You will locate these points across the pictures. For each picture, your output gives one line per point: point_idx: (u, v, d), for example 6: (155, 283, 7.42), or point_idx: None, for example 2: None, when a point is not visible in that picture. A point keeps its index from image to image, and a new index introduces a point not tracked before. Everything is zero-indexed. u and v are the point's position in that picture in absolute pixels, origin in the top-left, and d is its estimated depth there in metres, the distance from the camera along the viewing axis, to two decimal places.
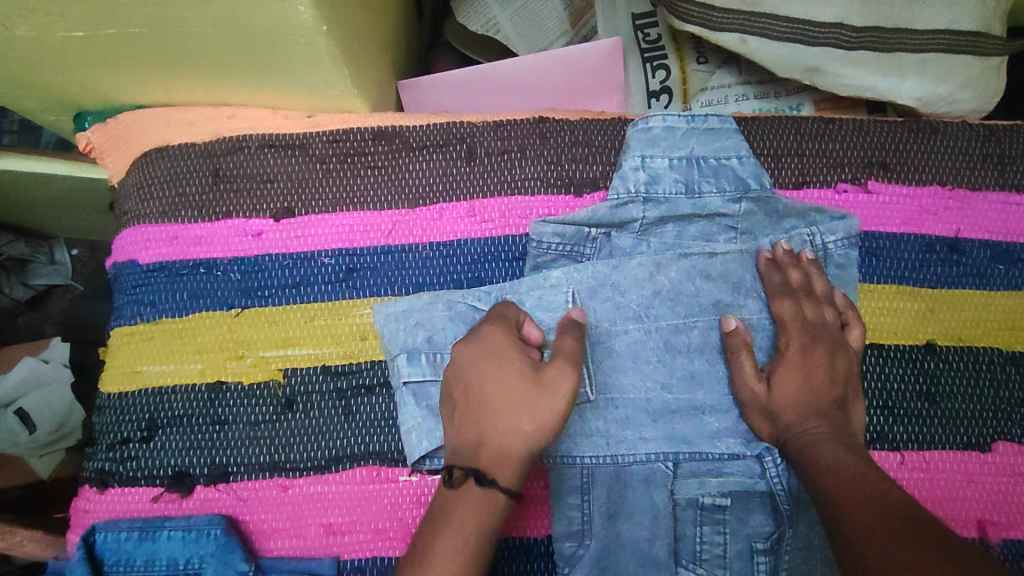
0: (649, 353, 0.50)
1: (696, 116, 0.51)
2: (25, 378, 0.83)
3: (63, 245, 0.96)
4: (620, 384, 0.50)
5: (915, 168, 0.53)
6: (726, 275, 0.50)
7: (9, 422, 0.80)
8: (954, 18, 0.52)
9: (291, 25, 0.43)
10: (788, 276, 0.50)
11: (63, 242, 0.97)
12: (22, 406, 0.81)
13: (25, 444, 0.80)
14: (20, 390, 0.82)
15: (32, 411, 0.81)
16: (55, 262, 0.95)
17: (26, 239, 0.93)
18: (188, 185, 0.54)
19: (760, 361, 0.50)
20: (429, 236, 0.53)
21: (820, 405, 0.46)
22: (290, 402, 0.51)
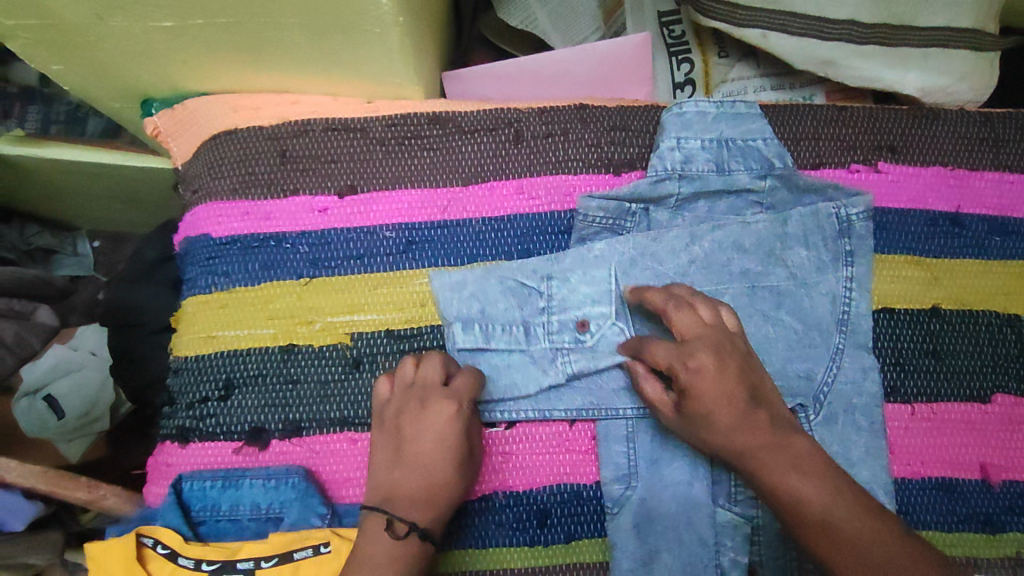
0: None
1: (725, 102, 0.57)
2: (56, 364, 0.83)
3: (85, 237, 1.04)
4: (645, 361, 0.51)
5: (920, 150, 0.59)
6: (756, 246, 0.55)
7: (37, 408, 0.81)
8: (954, 16, 0.58)
9: (369, 17, 0.47)
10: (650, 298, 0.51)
11: (85, 235, 1.05)
12: (50, 393, 0.82)
13: (53, 429, 0.81)
14: (48, 377, 0.83)
15: (59, 398, 0.81)
16: (78, 253, 1.03)
17: (52, 231, 1.01)
18: (257, 166, 0.58)
19: (789, 324, 0.55)
20: (481, 211, 0.58)
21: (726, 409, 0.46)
22: (357, 362, 0.55)
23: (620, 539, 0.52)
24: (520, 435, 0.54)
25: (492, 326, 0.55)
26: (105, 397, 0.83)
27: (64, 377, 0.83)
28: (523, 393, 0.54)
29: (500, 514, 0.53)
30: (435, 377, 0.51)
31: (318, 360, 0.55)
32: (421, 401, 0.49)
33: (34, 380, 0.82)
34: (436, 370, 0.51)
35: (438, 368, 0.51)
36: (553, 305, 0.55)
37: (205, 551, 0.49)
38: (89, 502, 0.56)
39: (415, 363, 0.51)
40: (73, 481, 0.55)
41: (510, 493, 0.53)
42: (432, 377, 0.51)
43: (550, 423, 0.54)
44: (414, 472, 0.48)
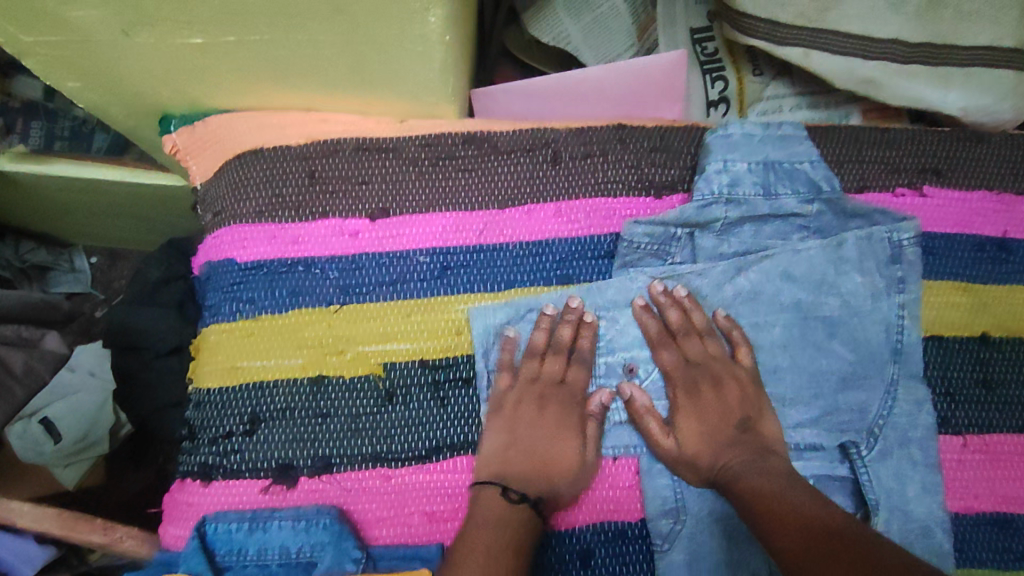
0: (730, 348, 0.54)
1: (771, 124, 0.55)
2: (51, 387, 0.78)
3: (82, 253, 1.01)
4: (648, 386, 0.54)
5: (966, 174, 0.58)
6: (807, 276, 0.54)
7: (31, 433, 0.75)
8: (998, 35, 0.57)
9: (412, 35, 0.45)
10: (666, 318, 0.53)
11: (83, 250, 1.01)
12: (47, 415, 0.76)
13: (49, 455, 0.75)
14: (40, 401, 0.77)
15: (57, 420, 0.76)
16: (75, 269, 1.00)
17: (48, 247, 0.98)
18: (284, 187, 0.55)
19: (842, 355, 0.53)
20: (519, 235, 0.55)
21: (719, 437, 0.52)
22: (390, 394, 0.52)
23: None
24: None
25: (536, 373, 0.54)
26: (105, 418, 0.79)
27: (61, 399, 0.78)
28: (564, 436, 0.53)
29: (541, 555, 0.50)
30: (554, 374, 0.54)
31: (349, 390, 0.52)
32: (539, 400, 0.54)
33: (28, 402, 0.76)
34: (559, 367, 0.54)
35: (560, 364, 0.54)
36: (599, 344, 0.55)
37: None
38: (104, 545, 0.53)
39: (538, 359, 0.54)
40: (89, 523, 0.52)
41: (551, 532, 0.51)
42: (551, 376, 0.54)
43: (592, 459, 0.52)
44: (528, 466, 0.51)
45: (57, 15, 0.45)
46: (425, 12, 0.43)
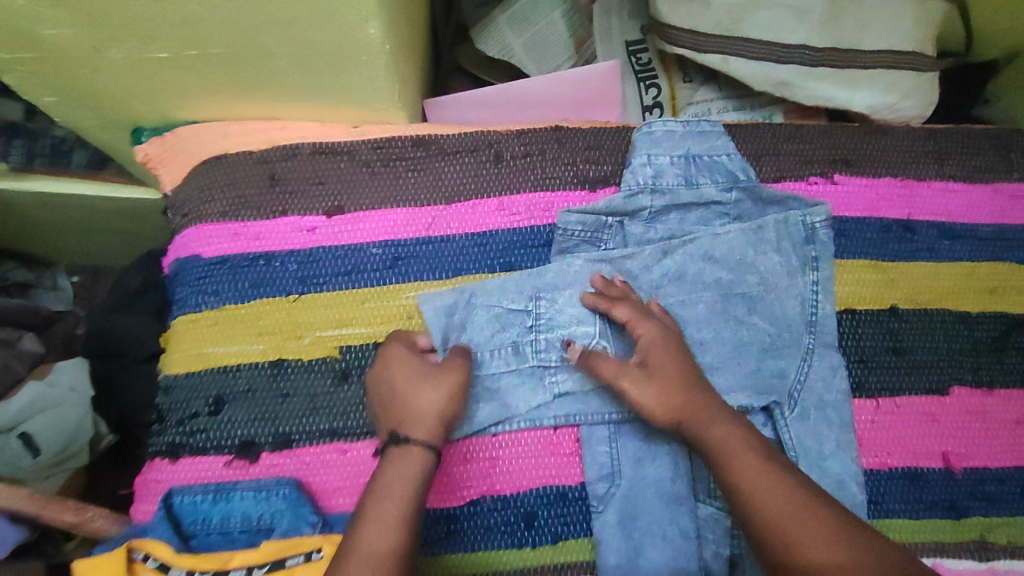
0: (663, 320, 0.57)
1: (692, 121, 0.60)
2: (31, 402, 0.77)
3: (64, 273, 1.04)
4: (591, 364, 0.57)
5: (874, 163, 0.63)
6: (728, 258, 0.59)
7: (10, 449, 0.74)
8: (895, 40, 0.63)
9: (357, 46, 0.51)
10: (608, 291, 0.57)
11: (64, 270, 1.04)
12: (24, 430, 0.75)
13: (27, 470, 0.74)
14: (21, 414, 0.76)
15: (35, 434, 0.76)
16: (57, 288, 1.03)
17: (29, 265, 1.01)
18: (248, 190, 0.60)
19: (761, 328, 0.58)
20: (465, 228, 0.60)
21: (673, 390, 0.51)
22: (345, 375, 0.57)
23: (605, 537, 0.54)
24: (506, 441, 0.56)
25: (480, 352, 0.57)
26: (86, 432, 0.78)
27: (39, 413, 0.77)
28: (507, 411, 0.56)
29: (488, 518, 0.54)
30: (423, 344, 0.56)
31: (309, 372, 0.57)
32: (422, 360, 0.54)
33: (6, 418, 0.75)
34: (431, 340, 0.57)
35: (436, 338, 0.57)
36: (541, 324, 0.58)
37: (197, 561, 0.49)
38: (75, 525, 0.56)
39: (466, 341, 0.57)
40: (61, 504, 0.56)
41: (497, 497, 0.55)
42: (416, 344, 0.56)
43: (537, 429, 0.56)
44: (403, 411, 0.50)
45: (35, 34, 0.50)
46: (367, 24, 0.48)
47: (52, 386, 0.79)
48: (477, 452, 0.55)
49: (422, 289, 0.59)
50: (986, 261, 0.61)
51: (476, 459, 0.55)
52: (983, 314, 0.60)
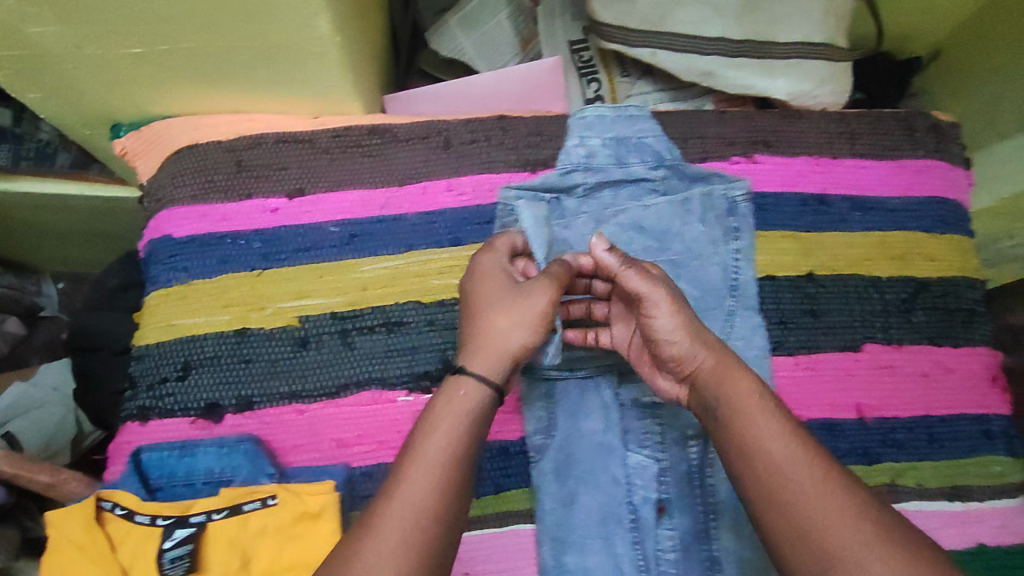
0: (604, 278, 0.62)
1: (621, 106, 0.66)
2: (16, 400, 0.87)
3: (50, 280, 1.08)
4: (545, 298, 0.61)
5: (791, 144, 0.69)
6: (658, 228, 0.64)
7: None
8: (809, 33, 0.69)
9: (310, 38, 0.56)
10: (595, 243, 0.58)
11: (50, 277, 1.09)
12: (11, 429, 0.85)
13: None
14: (8, 414, 0.85)
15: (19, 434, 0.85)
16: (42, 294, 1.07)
17: (17, 272, 1.05)
18: (216, 175, 0.66)
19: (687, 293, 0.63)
20: (416, 207, 0.66)
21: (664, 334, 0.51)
22: (305, 341, 0.62)
23: (542, 484, 0.58)
24: None
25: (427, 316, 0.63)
26: (68, 431, 0.88)
27: (25, 413, 0.86)
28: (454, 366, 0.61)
29: None
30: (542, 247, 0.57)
31: (271, 339, 0.62)
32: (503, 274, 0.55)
33: None
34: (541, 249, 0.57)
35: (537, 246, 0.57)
36: None
37: (160, 508, 0.53)
38: (50, 485, 0.60)
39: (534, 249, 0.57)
40: (37, 465, 0.60)
41: None
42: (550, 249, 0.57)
43: None
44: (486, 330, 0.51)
45: (20, 33, 0.55)
46: (316, 18, 0.54)
47: (35, 386, 0.89)
48: None
49: (374, 264, 0.64)
50: (894, 230, 0.67)
51: None
52: (893, 278, 0.66)
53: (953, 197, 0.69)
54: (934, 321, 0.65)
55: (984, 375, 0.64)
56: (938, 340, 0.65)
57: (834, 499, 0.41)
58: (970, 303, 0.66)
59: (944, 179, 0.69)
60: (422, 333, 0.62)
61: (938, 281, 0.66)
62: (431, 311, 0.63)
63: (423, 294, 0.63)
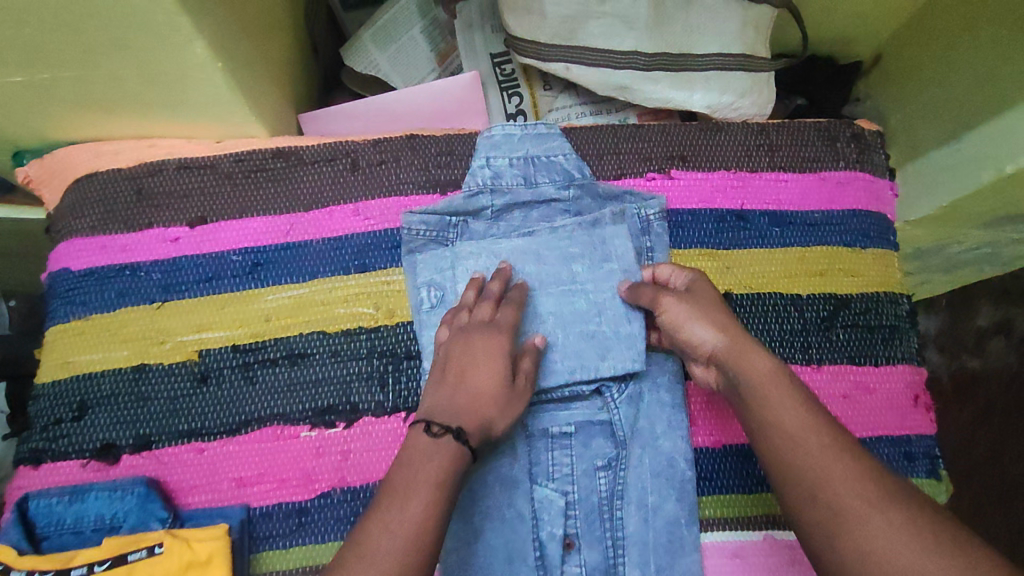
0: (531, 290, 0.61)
1: (529, 124, 0.65)
2: None
3: None
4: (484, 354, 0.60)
5: (708, 158, 0.67)
6: (631, 268, 0.62)
7: None
8: (725, 44, 0.67)
9: (191, 65, 0.53)
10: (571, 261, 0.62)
11: None
12: None
13: None
14: None
15: None
16: None
17: None
18: (115, 204, 0.63)
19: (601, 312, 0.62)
20: (321, 233, 0.64)
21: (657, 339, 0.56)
22: (204, 376, 0.60)
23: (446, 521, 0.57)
24: (358, 434, 0.60)
25: (334, 344, 0.61)
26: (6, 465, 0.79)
27: None
28: (359, 395, 0.60)
29: (338, 508, 0.58)
30: (484, 317, 0.57)
31: (171, 375, 0.60)
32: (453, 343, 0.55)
33: None
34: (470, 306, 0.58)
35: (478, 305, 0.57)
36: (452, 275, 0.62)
37: (37, 562, 0.51)
38: None
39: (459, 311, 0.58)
40: None
41: (347, 489, 0.59)
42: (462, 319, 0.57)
43: (387, 420, 0.60)
44: (456, 401, 0.51)
45: None
46: (190, 44, 0.50)
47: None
48: (329, 447, 0.59)
49: (277, 295, 0.62)
50: (815, 246, 0.65)
51: (327, 453, 0.59)
52: (813, 295, 0.64)
53: (876, 210, 0.67)
54: (854, 340, 0.64)
55: (906, 395, 0.63)
56: (859, 359, 0.63)
57: (848, 478, 0.43)
58: (893, 319, 0.65)
59: (867, 191, 0.67)
60: (327, 365, 0.61)
61: (859, 297, 0.65)
62: (335, 341, 0.61)
63: (326, 324, 0.62)
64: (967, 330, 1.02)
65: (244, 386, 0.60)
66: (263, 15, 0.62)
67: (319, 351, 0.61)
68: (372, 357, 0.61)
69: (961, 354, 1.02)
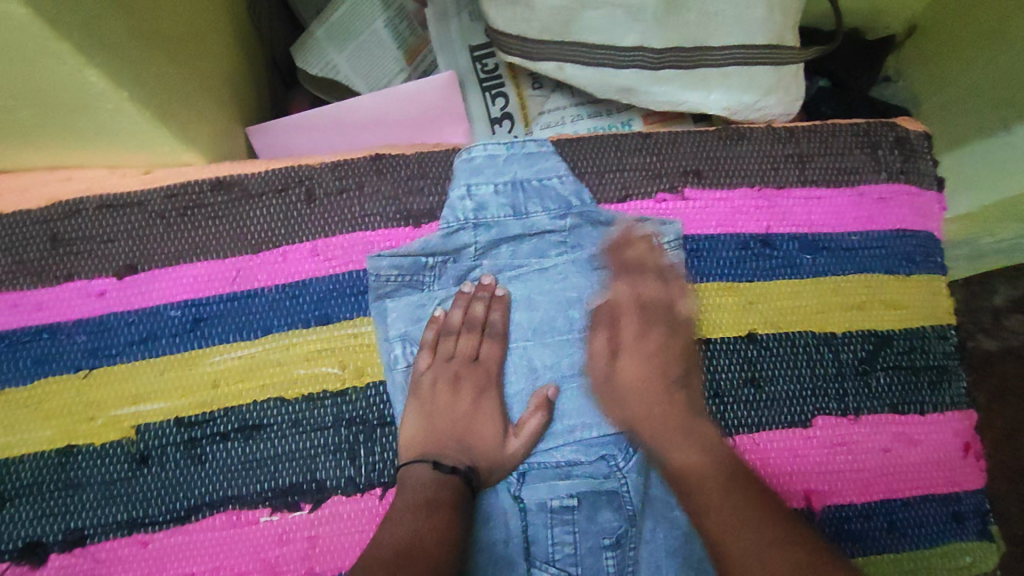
0: (518, 338, 0.55)
1: (515, 142, 0.56)
2: None
3: None
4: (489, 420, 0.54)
5: (727, 173, 0.57)
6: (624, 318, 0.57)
7: None
8: (747, 33, 0.55)
9: (87, 94, 0.42)
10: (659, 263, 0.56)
11: None
12: None
13: None
14: None
15: None
16: None
17: None
18: (25, 253, 0.53)
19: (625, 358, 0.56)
20: (274, 279, 0.54)
21: (652, 390, 0.55)
22: (144, 457, 0.51)
23: None
24: (328, 516, 0.51)
25: (298, 414, 0.52)
26: None
27: None
28: (325, 471, 0.52)
29: None
30: (469, 353, 0.55)
31: (105, 458, 0.51)
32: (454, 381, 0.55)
33: None
34: (473, 344, 0.55)
35: (475, 342, 0.55)
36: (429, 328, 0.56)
37: None
38: None
39: (452, 338, 0.56)
40: None
41: None
42: (467, 353, 0.55)
43: (359, 498, 0.52)
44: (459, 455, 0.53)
45: None
46: (81, 73, 0.39)
47: None
48: (295, 532, 0.51)
49: (225, 356, 0.53)
50: (852, 275, 0.57)
51: (293, 539, 0.51)
52: (850, 333, 0.56)
53: (923, 229, 0.58)
54: (897, 385, 0.55)
55: (956, 445, 0.56)
56: (901, 407, 0.55)
57: None
58: (940, 358, 0.57)
59: (912, 207, 0.58)
60: (287, 437, 0.52)
61: (903, 334, 0.56)
62: (295, 409, 0.53)
63: (285, 388, 0.53)
64: (980, 306, 0.77)
65: (191, 468, 0.51)
66: (184, 21, 0.50)
67: (276, 421, 0.52)
68: (339, 426, 0.52)
69: (977, 335, 0.77)
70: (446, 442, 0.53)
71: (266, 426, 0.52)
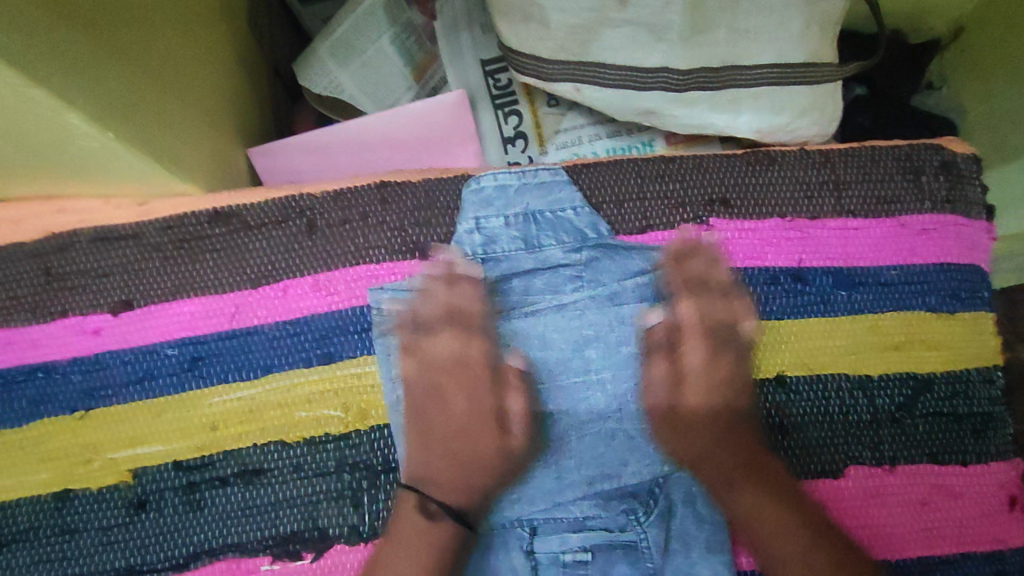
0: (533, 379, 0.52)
1: (526, 171, 0.53)
2: None
3: None
4: (503, 467, 0.51)
5: (756, 202, 0.53)
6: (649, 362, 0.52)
7: None
8: (781, 51, 0.51)
9: (69, 135, 0.39)
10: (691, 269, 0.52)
11: None
12: None
13: None
14: None
15: None
16: None
17: None
18: (19, 289, 0.51)
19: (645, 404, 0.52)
20: (274, 316, 0.51)
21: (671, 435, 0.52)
22: (141, 503, 0.50)
23: None
24: (331, 566, 0.49)
25: (302, 458, 0.50)
26: None
27: None
28: (325, 518, 0.50)
29: None
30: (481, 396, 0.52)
31: (103, 503, 0.50)
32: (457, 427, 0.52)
33: None
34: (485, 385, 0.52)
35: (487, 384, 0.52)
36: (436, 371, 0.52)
37: None
38: None
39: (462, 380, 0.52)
40: None
41: None
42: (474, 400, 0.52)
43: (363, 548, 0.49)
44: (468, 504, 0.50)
45: None
46: (61, 116, 0.37)
47: None
48: None
49: (225, 396, 0.51)
50: (891, 312, 0.52)
51: None
52: (886, 376, 0.52)
53: (968, 262, 0.54)
54: (937, 433, 0.52)
55: (999, 497, 0.52)
56: (942, 457, 0.52)
57: None
58: (986, 405, 0.53)
59: (957, 239, 0.54)
60: (288, 483, 0.50)
61: (946, 378, 0.52)
62: (297, 453, 0.50)
63: (286, 431, 0.50)
64: None
65: (190, 513, 0.49)
66: (177, 46, 0.47)
67: (278, 466, 0.50)
68: (343, 471, 0.50)
69: None
70: (458, 476, 0.51)
71: (267, 471, 0.50)
